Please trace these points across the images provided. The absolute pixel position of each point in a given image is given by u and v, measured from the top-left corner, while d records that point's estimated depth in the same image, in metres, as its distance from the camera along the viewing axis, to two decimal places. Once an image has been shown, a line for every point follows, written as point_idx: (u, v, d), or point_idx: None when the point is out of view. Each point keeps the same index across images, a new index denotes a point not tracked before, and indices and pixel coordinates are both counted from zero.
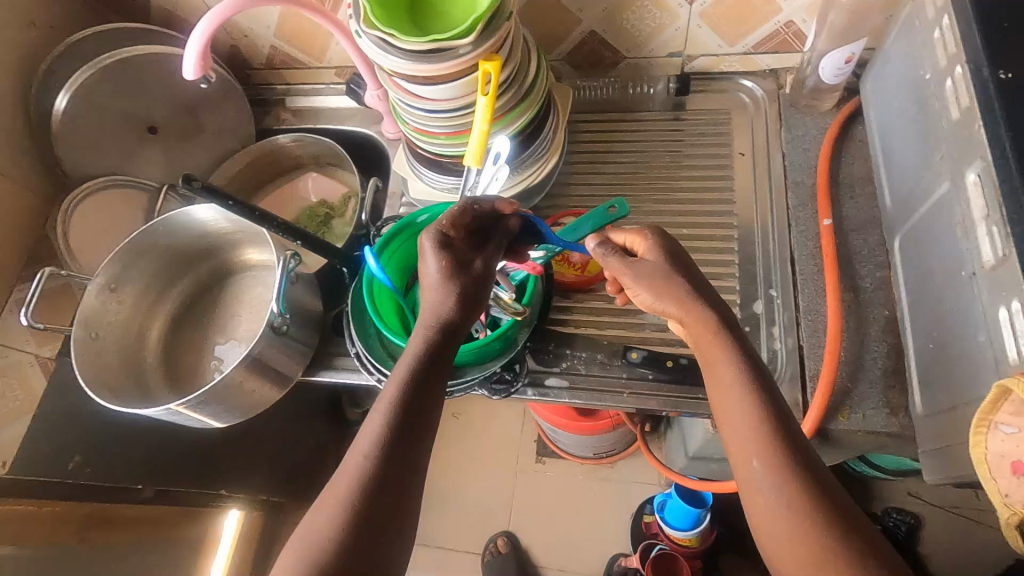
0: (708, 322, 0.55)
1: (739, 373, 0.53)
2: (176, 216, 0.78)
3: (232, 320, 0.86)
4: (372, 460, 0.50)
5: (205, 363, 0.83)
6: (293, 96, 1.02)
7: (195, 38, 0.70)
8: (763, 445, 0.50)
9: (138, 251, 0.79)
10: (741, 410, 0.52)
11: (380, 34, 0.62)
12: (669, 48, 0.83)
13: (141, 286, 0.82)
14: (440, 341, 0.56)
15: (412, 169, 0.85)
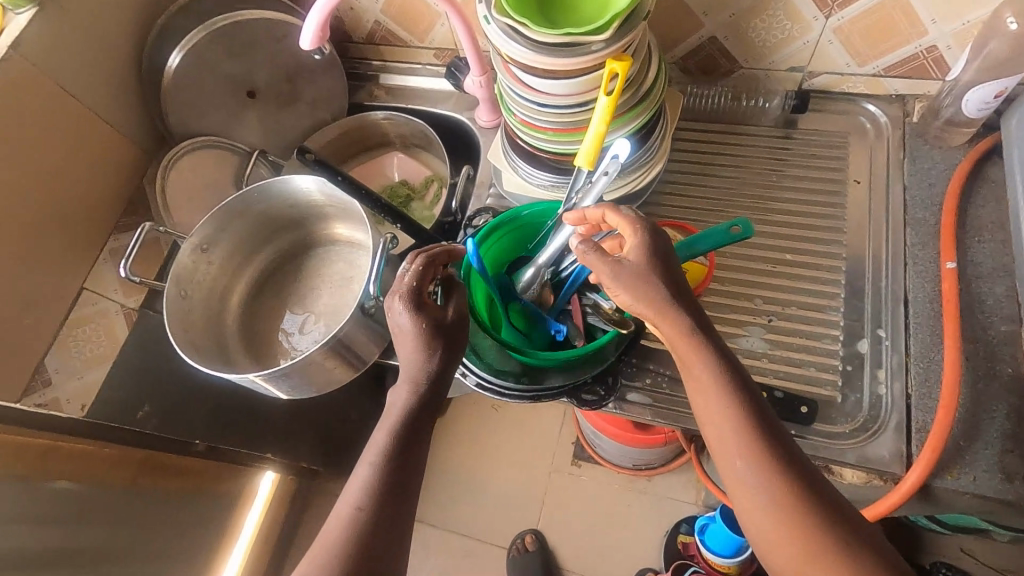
0: (681, 320, 0.51)
1: (713, 372, 0.49)
2: (274, 184, 0.78)
3: (312, 293, 0.86)
4: (365, 512, 0.50)
5: (283, 332, 0.84)
6: (389, 73, 1.01)
7: (317, 9, 0.69)
8: (749, 448, 0.48)
9: (231, 214, 0.79)
10: (721, 414, 0.49)
11: (511, 22, 0.60)
12: (792, 62, 0.79)
13: (230, 248, 0.83)
14: (425, 395, 0.55)
15: (507, 160, 0.83)
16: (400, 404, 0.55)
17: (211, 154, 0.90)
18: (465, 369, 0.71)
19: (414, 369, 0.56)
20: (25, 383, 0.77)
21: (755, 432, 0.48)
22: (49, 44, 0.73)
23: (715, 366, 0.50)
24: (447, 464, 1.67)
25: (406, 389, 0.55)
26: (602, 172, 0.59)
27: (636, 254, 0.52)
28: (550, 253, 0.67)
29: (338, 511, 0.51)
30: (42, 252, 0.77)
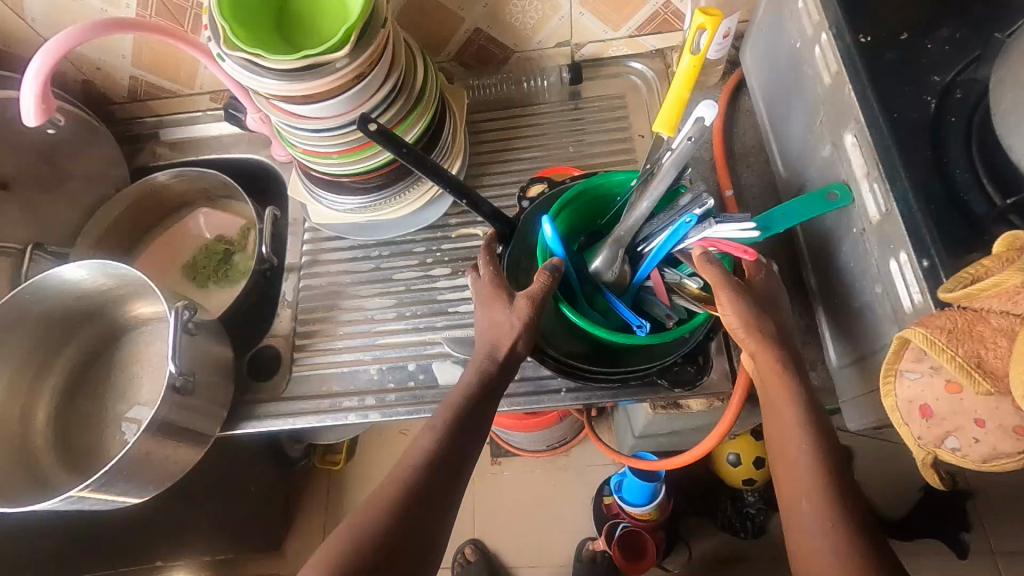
0: (784, 365, 0.55)
1: (800, 415, 0.53)
2: (43, 280, 0.68)
3: (133, 383, 0.78)
4: (416, 470, 0.53)
5: (109, 433, 0.75)
6: (167, 128, 0.94)
7: (29, 78, 0.62)
8: (815, 478, 0.50)
9: (2, 326, 0.69)
10: (797, 443, 0.52)
11: (244, 55, 0.57)
12: (555, 39, 0.83)
13: (15, 362, 0.73)
14: (492, 375, 0.58)
15: (310, 193, 0.80)
16: (459, 393, 0.58)
17: None
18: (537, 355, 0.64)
19: (488, 348, 0.58)
20: None
21: (833, 472, 0.51)
22: None
23: (801, 407, 0.54)
24: None
25: (472, 368, 0.58)
26: (682, 137, 0.51)
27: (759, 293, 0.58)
28: (630, 225, 0.59)
29: (392, 472, 0.55)
30: None
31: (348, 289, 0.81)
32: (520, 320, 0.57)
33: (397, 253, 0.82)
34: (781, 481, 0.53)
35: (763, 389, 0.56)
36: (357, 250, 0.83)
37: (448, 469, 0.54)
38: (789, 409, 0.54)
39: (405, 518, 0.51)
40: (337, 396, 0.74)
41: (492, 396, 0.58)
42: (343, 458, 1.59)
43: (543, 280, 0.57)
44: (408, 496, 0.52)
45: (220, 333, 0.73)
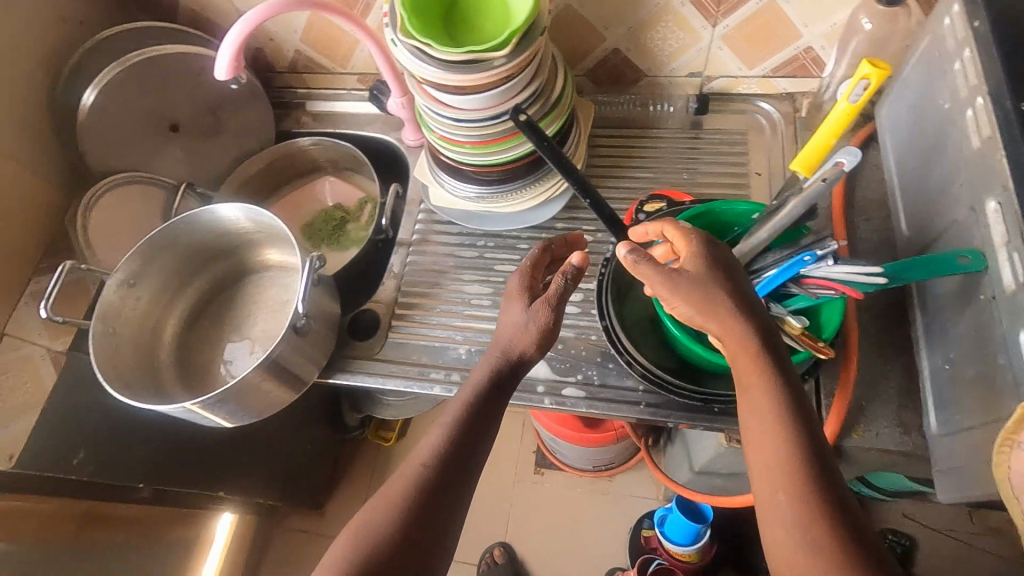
0: (747, 342, 0.54)
1: (774, 400, 0.52)
2: (202, 212, 0.78)
3: (248, 320, 0.86)
4: (427, 468, 0.55)
5: (220, 360, 0.83)
6: (314, 100, 1.03)
7: (228, 42, 0.71)
8: (789, 474, 0.49)
9: (157, 247, 0.79)
10: (770, 436, 0.51)
11: (415, 43, 0.63)
12: (689, 69, 0.86)
13: (160, 280, 0.82)
14: (505, 372, 0.60)
15: (433, 176, 0.86)
16: (465, 395, 0.60)
17: (133, 189, 0.89)
18: (628, 359, 0.67)
19: (502, 345, 0.61)
20: None
21: (811, 468, 0.49)
22: None
23: (777, 393, 0.52)
24: None
25: (485, 363, 0.61)
26: (816, 177, 0.53)
27: (695, 263, 0.56)
28: (744, 250, 0.61)
29: (406, 468, 0.56)
30: None
31: (450, 272, 0.86)
32: (535, 318, 0.60)
33: (501, 246, 0.86)
34: (757, 477, 0.51)
35: (734, 372, 0.55)
36: (465, 237, 0.88)
37: (459, 468, 0.56)
38: (759, 399, 0.52)
39: (417, 520, 0.53)
40: (426, 367, 0.79)
41: (497, 399, 0.60)
42: (395, 437, 1.66)
43: (561, 281, 0.60)
44: (422, 492, 0.54)
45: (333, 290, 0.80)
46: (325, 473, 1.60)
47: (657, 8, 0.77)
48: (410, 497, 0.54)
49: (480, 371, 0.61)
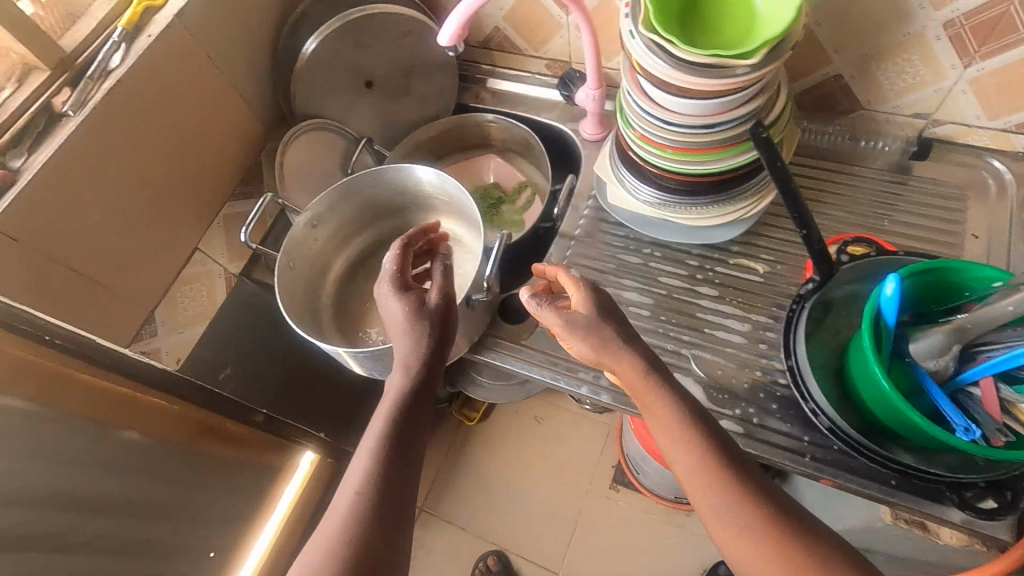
0: (635, 364, 0.56)
1: (677, 410, 0.55)
2: (392, 169, 0.81)
3: None
4: (363, 493, 0.53)
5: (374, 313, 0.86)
6: (496, 78, 1.04)
7: (458, 10, 0.72)
8: (710, 472, 0.52)
9: (343, 194, 0.82)
10: (684, 445, 0.54)
11: (657, 38, 0.61)
12: (916, 109, 0.78)
13: (337, 226, 0.85)
14: (425, 374, 0.62)
15: (615, 173, 0.84)
16: (397, 388, 0.61)
17: (319, 135, 0.93)
18: (813, 408, 0.63)
19: (410, 350, 0.62)
20: (134, 332, 0.78)
21: (721, 465, 0.52)
22: (205, 16, 0.75)
23: (674, 405, 0.55)
24: (484, 471, 1.68)
25: (399, 373, 0.61)
26: None
27: (585, 309, 0.59)
28: (981, 317, 0.54)
29: (338, 501, 0.53)
30: (173, 212, 0.79)
31: (611, 274, 0.84)
32: (434, 313, 0.64)
33: (669, 257, 0.83)
34: (688, 488, 0.54)
35: (638, 402, 0.57)
36: (630, 241, 0.86)
37: (397, 465, 0.55)
38: (661, 409, 0.55)
39: (385, 499, 0.53)
40: (574, 364, 0.78)
41: (417, 404, 0.60)
42: (477, 417, 1.69)
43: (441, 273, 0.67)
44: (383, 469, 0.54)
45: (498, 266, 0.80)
46: None
47: (908, 38, 0.71)
48: (363, 518, 0.51)
49: (389, 396, 0.60)
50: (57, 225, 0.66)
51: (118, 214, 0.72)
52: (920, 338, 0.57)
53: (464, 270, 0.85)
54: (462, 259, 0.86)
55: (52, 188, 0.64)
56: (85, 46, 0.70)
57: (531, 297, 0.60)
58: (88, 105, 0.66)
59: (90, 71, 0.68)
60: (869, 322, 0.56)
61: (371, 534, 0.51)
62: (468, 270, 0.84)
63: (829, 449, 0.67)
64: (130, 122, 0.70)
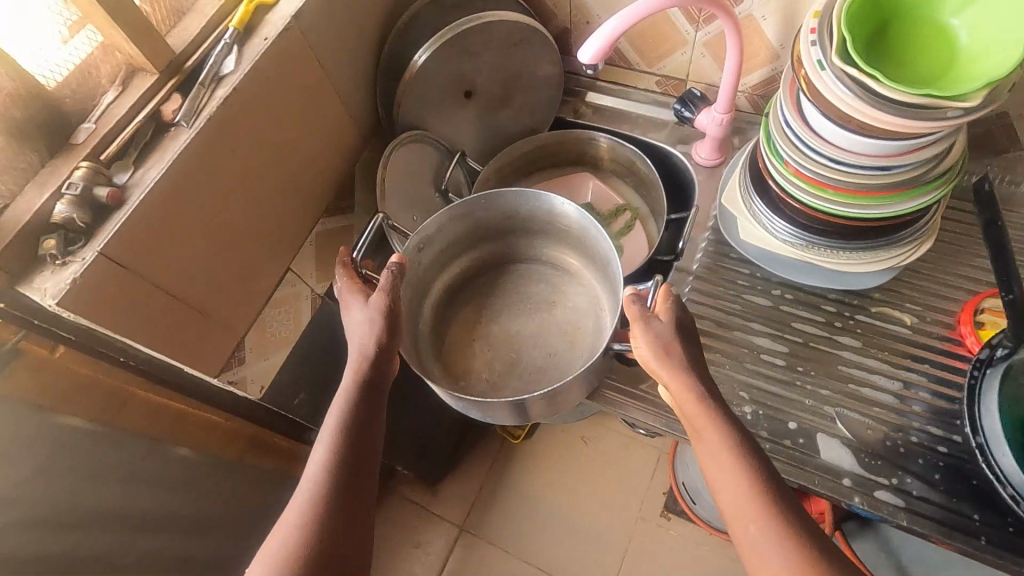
0: (694, 382, 0.54)
1: (724, 432, 0.51)
2: (508, 193, 0.75)
3: (508, 312, 0.81)
4: (323, 490, 0.49)
5: (478, 348, 0.79)
6: (598, 92, 0.97)
7: (608, 27, 0.64)
8: (757, 503, 0.48)
9: (455, 217, 0.76)
10: (729, 468, 0.50)
11: (856, 72, 0.54)
12: None
13: (439, 250, 0.79)
14: (374, 384, 0.57)
15: (749, 208, 0.78)
16: (350, 384, 0.56)
17: (418, 148, 0.85)
18: (1011, 493, 0.57)
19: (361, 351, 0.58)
20: (224, 361, 0.72)
21: (762, 490, 0.48)
22: (319, 18, 0.68)
23: (723, 425, 0.52)
24: (528, 491, 1.61)
25: (353, 370, 0.57)
26: None
27: (669, 320, 0.57)
28: None
29: (297, 500, 0.49)
30: (272, 231, 0.72)
31: (737, 316, 0.77)
32: (378, 311, 0.59)
33: (804, 302, 0.77)
34: (728, 520, 0.49)
35: (685, 418, 0.54)
36: (757, 281, 0.79)
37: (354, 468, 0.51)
38: (711, 434, 0.52)
39: (340, 487, 0.50)
40: None
41: (372, 405, 0.55)
42: (522, 435, 1.64)
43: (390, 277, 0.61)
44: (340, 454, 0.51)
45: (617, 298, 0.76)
46: (450, 453, 1.58)
47: None
48: (324, 520, 0.48)
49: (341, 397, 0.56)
50: (164, 250, 0.59)
51: (222, 235, 0.65)
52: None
53: (575, 303, 0.80)
54: (575, 291, 0.81)
55: (161, 208, 0.58)
56: (194, 47, 0.63)
57: (637, 299, 0.59)
58: (203, 117, 0.59)
59: (202, 77, 0.61)
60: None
61: (327, 525, 0.48)
62: (581, 304, 0.80)
63: (1007, 530, 0.61)
64: (240, 134, 0.63)
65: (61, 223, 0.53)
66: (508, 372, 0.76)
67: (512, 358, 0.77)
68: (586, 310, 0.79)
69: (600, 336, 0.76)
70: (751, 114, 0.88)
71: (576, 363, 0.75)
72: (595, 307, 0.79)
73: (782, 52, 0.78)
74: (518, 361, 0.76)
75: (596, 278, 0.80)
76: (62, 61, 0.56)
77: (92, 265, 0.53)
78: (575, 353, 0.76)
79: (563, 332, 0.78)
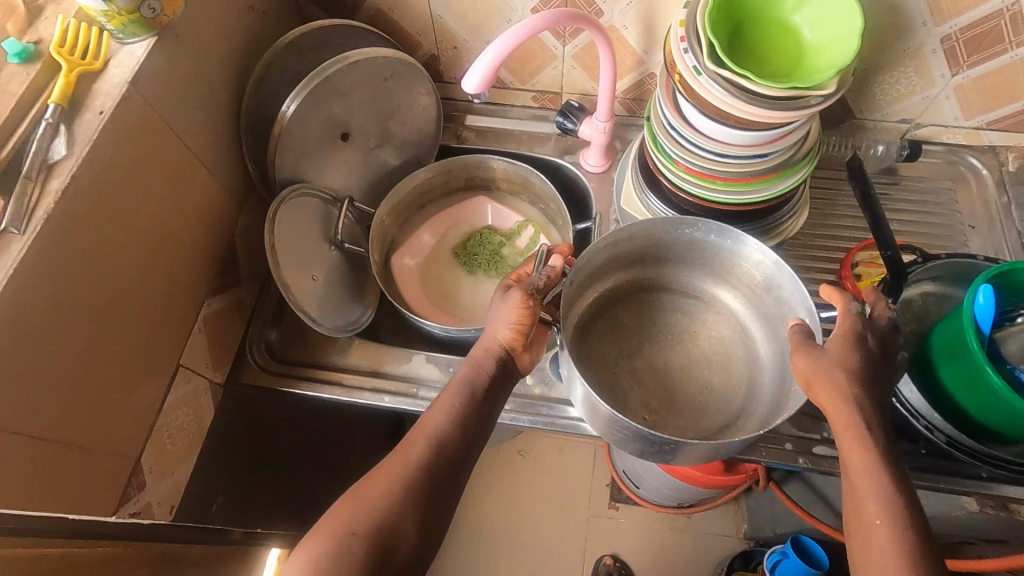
0: (855, 420, 0.53)
1: (880, 477, 0.50)
2: (662, 221, 0.68)
3: (649, 344, 0.74)
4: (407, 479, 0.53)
5: (610, 375, 0.71)
6: (475, 114, 0.96)
7: (489, 54, 0.63)
8: (899, 559, 0.47)
9: (611, 242, 0.69)
10: (877, 519, 0.49)
11: (729, 74, 0.58)
12: (903, 115, 0.83)
13: (583, 279, 0.71)
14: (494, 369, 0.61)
15: (648, 209, 0.80)
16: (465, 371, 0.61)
17: (300, 203, 0.78)
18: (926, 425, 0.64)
19: (493, 334, 0.62)
20: (121, 491, 0.60)
21: (917, 541, 0.48)
22: (164, 80, 0.60)
23: (880, 473, 0.51)
24: (479, 521, 1.56)
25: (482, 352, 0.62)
26: None
27: (840, 343, 0.55)
28: None
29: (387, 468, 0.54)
30: (152, 328, 0.62)
31: None
32: (515, 301, 0.61)
33: None
34: (856, 562, 0.50)
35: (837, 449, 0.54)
36: None
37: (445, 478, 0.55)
38: (862, 475, 0.51)
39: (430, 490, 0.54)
40: None
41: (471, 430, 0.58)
42: None
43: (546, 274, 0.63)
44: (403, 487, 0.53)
45: (770, 324, 0.72)
46: None
47: (907, 52, 0.75)
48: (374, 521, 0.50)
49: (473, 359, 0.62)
50: (16, 387, 0.48)
51: (90, 349, 0.55)
52: (1002, 334, 0.61)
53: (716, 331, 0.75)
54: (715, 321, 0.75)
55: (5, 338, 0.47)
56: (6, 135, 0.52)
57: (801, 327, 0.60)
58: (37, 219, 0.49)
59: (26, 168, 0.50)
60: (968, 322, 0.59)
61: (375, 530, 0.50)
62: (722, 331, 0.75)
63: (920, 453, 0.69)
64: (90, 229, 0.53)
65: None
66: (666, 410, 0.69)
67: (667, 393, 0.70)
68: (732, 339, 0.74)
69: (757, 369, 0.72)
70: (626, 117, 0.92)
71: (738, 396, 0.71)
72: (739, 335, 0.74)
73: (645, 57, 0.82)
74: (677, 397, 0.70)
75: (734, 301, 0.75)
76: None
77: None
78: (733, 388, 0.71)
79: (716, 362, 0.73)
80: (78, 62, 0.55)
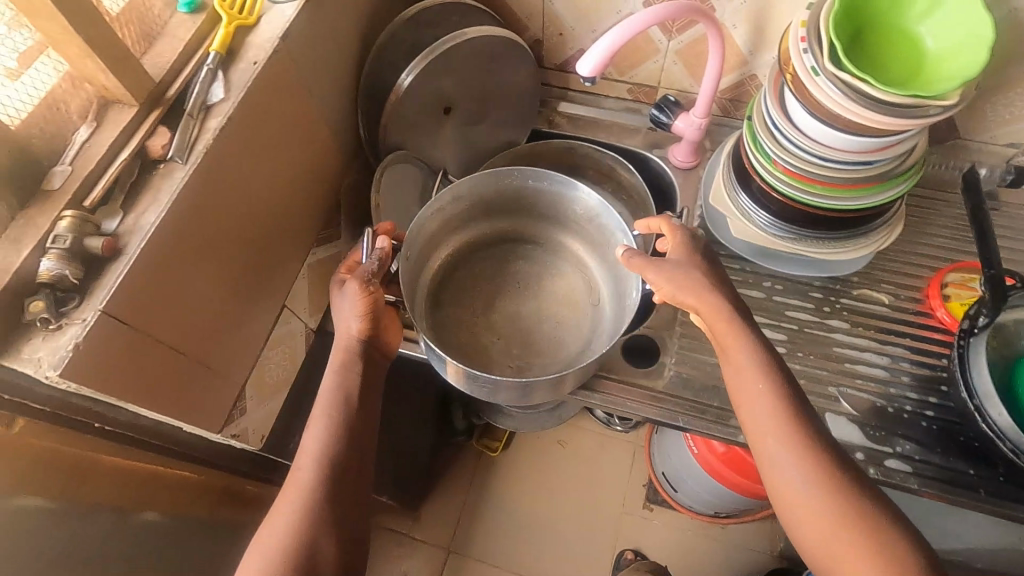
0: (723, 314, 0.63)
1: (756, 358, 0.61)
2: (486, 176, 0.78)
3: (513, 303, 0.83)
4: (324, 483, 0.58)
5: (499, 336, 0.80)
6: (569, 101, 0.98)
7: (608, 39, 0.65)
8: (780, 421, 0.58)
9: (445, 204, 0.78)
10: (759, 397, 0.59)
11: (849, 76, 0.58)
12: (1013, 138, 0.81)
13: (422, 246, 0.79)
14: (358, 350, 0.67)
15: (737, 208, 0.80)
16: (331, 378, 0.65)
17: (400, 169, 0.82)
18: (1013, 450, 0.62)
19: (346, 330, 0.67)
20: (227, 415, 0.65)
21: (792, 412, 0.58)
22: (305, 39, 0.64)
23: (756, 355, 0.61)
24: (513, 503, 1.59)
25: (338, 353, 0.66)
26: None
27: (679, 254, 0.67)
28: None
29: (304, 475, 0.59)
30: (266, 267, 0.67)
31: None
32: (354, 294, 0.65)
33: (794, 290, 0.81)
34: (749, 433, 0.60)
35: (719, 344, 0.63)
36: (748, 274, 0.82)
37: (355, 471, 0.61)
38: (739, 357, 0.61)
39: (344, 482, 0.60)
40: (724, 410, 0.74)
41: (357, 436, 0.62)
42: (500, 447, 1.62)
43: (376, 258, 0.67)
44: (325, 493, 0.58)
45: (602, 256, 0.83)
46: (428, 476, 1.53)
47: None
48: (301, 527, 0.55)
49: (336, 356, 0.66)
50: (165, 300, 0.53)
51: (219, 277, 0.59)
52: None
53: (559, 270, 0.85)
54: (554, 261, 0.86)
55: (163, 255, 0.52)
56: (171, 75, 0.57)
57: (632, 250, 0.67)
58: (197, 152, 0.54)
59: (189, 107, 0.55)
60: None
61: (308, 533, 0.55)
62: (570, 273, 0.85)
63: (997, 478, 0.68)
64: (233, 166, 0.58)
65: (48, 282, 0.46)
66: (528, 355, 0.78)
67: (525, 337, 0.80)
68: (572, 272, 0.85)
69: (595, 293, 0.83)
70: (720, 117, 0.93)
71: (585, 320, 0.81)
72: (579, 270, 0.85)
73: (751, 58, 0.83)
74: (533, 337, 0.80)
75: (571, 241, 0.85)
76: (25, 98, 0.49)
77: (97, 326, 0.46)
78: (580, 315, 0.82)
79: (563, 300, 0.83)
80: (237, 16, 0.61)
